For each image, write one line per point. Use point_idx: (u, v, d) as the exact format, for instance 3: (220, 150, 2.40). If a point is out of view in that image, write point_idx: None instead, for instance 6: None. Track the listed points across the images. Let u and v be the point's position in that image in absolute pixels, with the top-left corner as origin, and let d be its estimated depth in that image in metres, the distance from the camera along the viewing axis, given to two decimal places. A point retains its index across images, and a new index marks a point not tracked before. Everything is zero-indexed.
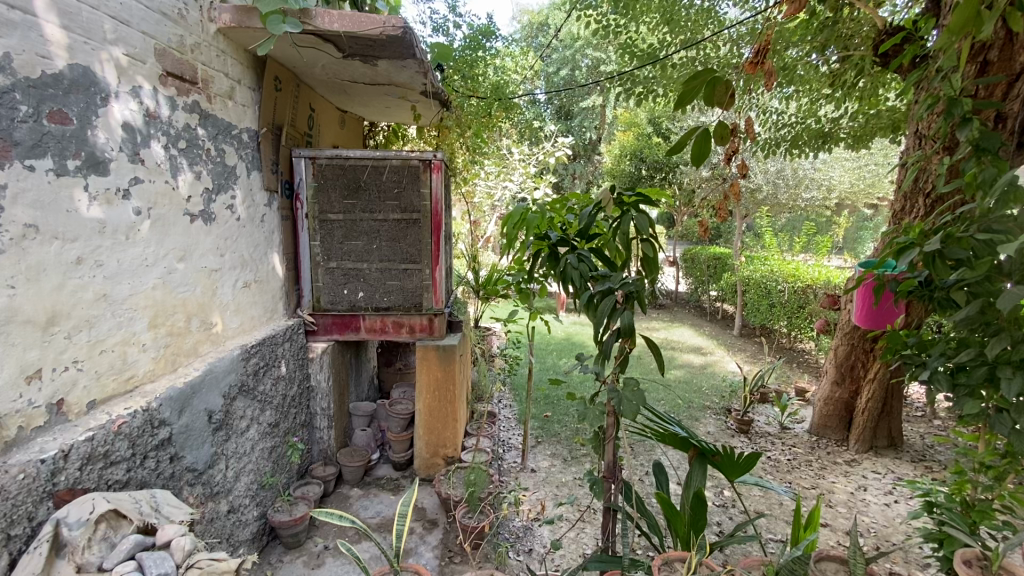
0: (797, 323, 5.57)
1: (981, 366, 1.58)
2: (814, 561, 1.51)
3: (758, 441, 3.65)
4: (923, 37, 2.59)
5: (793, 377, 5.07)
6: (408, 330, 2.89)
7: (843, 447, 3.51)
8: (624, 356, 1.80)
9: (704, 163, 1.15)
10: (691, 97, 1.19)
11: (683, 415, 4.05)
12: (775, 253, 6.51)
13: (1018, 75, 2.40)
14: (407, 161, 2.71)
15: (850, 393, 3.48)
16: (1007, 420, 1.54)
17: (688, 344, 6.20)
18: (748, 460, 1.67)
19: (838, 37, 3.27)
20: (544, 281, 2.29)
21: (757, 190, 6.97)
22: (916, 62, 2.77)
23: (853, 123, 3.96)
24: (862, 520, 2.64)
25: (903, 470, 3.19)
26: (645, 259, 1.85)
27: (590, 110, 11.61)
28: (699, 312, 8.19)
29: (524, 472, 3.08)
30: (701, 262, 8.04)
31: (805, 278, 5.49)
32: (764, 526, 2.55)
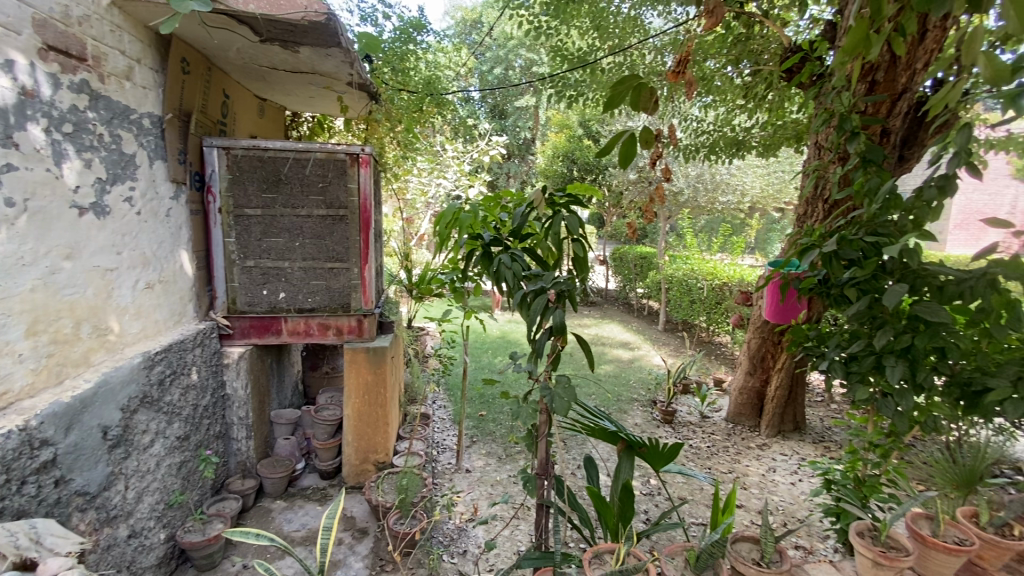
0: (715, 318, 5.94)
1: (869, 355, 1.75)
2: (730, 542, 1.53)
3: (681, 431, 3.86)
4: (822, 57, 2.86)
5: (712, 369, 5.41)
6: (335, 331, 2.76)
7: (755, 433, 3.79)
8: (556, 354, 1.82)
9: (631, 166, 1.20)
10: (619, 101, 1.23)
11: (613, 409, 4.20)
12: (695, 252, 6.91)
13: (900, 95, 2.66)
14: (332, 154, 2.58)
15: (762, 382, 3.76)
16: (892, 403, 1.72)
17: (617, 339, 6.44)
18: (671, 450, 1.76)
19: (750, 52, 3.52)
20: (479, 280, 2.27)
21: (679, 193, 7.36)
22: (815, 79, 3.02)
23: (763, 133, 4.27)
24: (772, 499, 2.86)
25: (806, 451, 3.50)
26: (577, 258, 1.90)
27: (524, 111, 11.69)
28: (627, 308, 8.53)
29: (458, 473, 3.05)
30: (629, 261, 8.38)
31: (722, 276, 5.86)
32: (687, 511, 2.70)
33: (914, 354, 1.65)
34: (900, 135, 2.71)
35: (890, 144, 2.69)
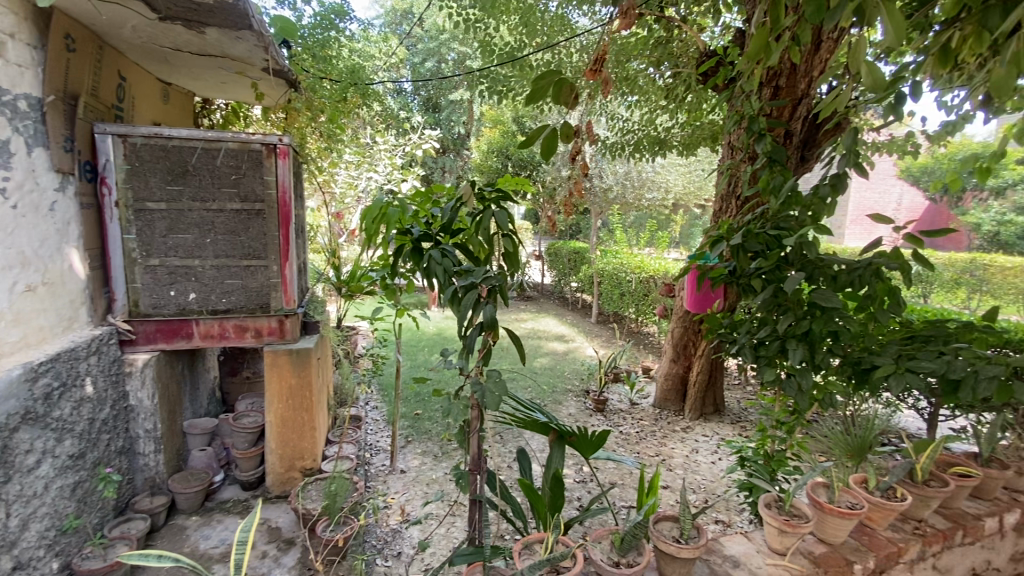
0: (643, 309, 6.20)
1: (775, 340, 1.89)
2: (653, 523, 1.60)
3: (612, 418, 4.01)
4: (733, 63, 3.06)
5: (641, 358, 5.65)
6: (254, 334, 2.60)
7: (679, 416, 4.00)
8: (487, 349, 1.81)
9: (554, 160, 1.22)
10: (541, 96, 1.25)
11: (548, 400, 4.28)
12: (624, 247, 7.17)
13: (800, 100, 2.87)
14: (246, 144, 2.43)
15: (685, 368, 3.97)
16: (794, 383, 1.86)
17: (552, 332, 6.57)
18: (599, 437, 1.81)
19: (669, 55, 3.71)
20: (411, 276, 2.24)
21: (608, 190, 7.60)
22: (727, 84, 3.24)
23: (684, 132, 4.48)
24: (694, 478, 3.04)
25: (725, 431, 3.74)
26: (507, 254, 1.92)
27: (458, 104, 11.24)
28: (562, 302, 8.71)
29: (393, 475, 2.99)
30: (563, 256, 8.55)
31: (649, 269, 6.12)
32: (617, 495, 2.81)
33: (812, 337, 1.82)
34: (801, 137, 2.95)
35: (792, 146, 2.91)
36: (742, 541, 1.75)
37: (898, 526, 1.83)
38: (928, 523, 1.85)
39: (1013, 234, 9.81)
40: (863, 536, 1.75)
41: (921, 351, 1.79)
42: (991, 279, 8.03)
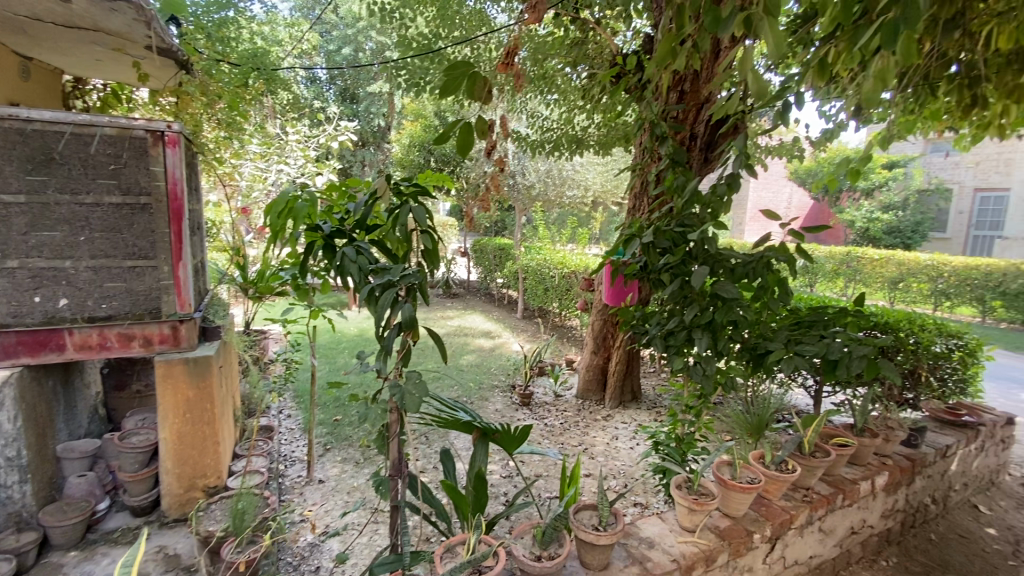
0: (565, 304, 6.35)
1: (682, 330, 2.03)
2: (574, 513, 1.63)
3: (537, 411, 4.07)
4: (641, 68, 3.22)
5: (565, 351, 5.80)
6: (142, 342, 2.33)
7: (600, 405, 4.15)
8: (407, 350, 1.74)
9: (469, 154, 1.22)
10: (454, 88, 1.23)
11: (474, 397, 4.27)
12: (547, 243, 7.31)
13: (703, 104, 3.03)
14: (127, 130, 2.18)
15: (605, 359, 4.13)
16: (700, 369, 1.99)
17: (478, 329, 6.55)
18: (522, 432, 1.82)
19: (584, 57, 3.82)
20: (327, 275, 2.13)
21: (531, 187, 7.66)
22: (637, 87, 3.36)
23: (600, 132, 4.61)
24: (614, 464, 3.16)
25: (642, 418, 3.92)
26: (426, 250, 1.87)
27: (376, 96, 10.81)
28: (488, 298, 8.72)
29: (310, 486, 2.83)
30: (488, 253, 8.56)
31: (571, 265, 6.29)
32: (542, 487, 2.85)
33: (715, 327, 1.96)
34: (704, 140, 3.06)
35: (697, 149, 3.06)
36: (657, 522, 1.81)
37: (791, 496, 2.02)
38: (815, 490, 2.05)
39: (879, 230, 11.22)
40: (761, 506, 1.91)
41: (806, 336, 1.97)
42: (863, 270, 9.13)
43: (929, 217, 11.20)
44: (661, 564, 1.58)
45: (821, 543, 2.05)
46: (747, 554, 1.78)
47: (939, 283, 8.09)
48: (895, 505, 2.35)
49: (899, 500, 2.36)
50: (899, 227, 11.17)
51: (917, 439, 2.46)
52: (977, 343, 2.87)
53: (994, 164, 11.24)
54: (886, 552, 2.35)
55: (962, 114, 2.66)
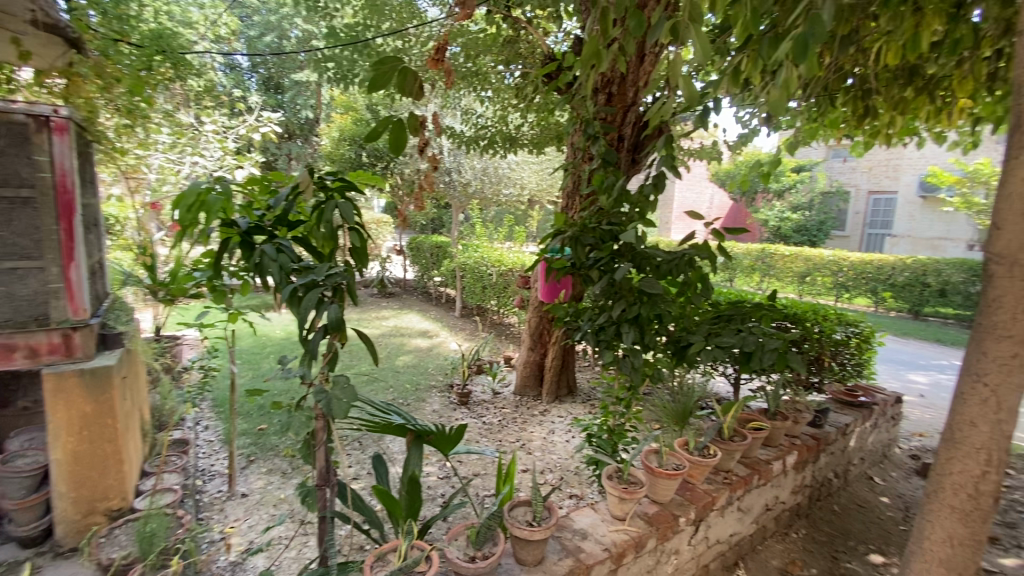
0: (504, 302, 6.37)
1: (611, 325, 2.11)
2: (509, 510, 1.63)
3: (475, 410, 4.05)
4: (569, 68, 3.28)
5: (503, 348, 5.82)
6: (26, 353, 2.06)
7: (537, 401, 4.20)
8: (333, 354, 1.66)
9: (402, 153, 1.19)
10: (383, 83, 1.18)
11: (410, 398, 4.18)
12: (484, 240, 7.30)
13: (630, 106, 3.13)
14: (3, 115, 1.93)
15: (542, 355, 4.19)
16: (629, 362, 2.07)
17: (415, 329, 6.43)
18: (457, 433, 1.81)
19: (517, 55, 3.84)
20: (245, 275, 1.99)
21: (467, 184, 7.56)
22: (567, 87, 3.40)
23: (533, 131, 4.63)
24: (551, 458, 3.21)
25: (577, 411, 4.01)
26: (354, 249, 1.77)
27: (303, 85, 10.24)
28: (426, 297, 8.58)
29: (231, 501, 2.64)
30: (425, 251, 8.42)
31: (508, 262, 6.32)
32: (479, 485, 2.84)
33: (642, 321, 2.05)
34: (632, 141, 3.18)
35: (624, 150, 3.16)
36: (589, 513, 1.85)
37: (713, 479, 2.14)
38: (734, 472, 2.19)
39: (789, 228, 12.20)
40: (686, 491, 2.01)
41: (724, 329, 2.10)
42: (775, 265, 9.89)
43: (831, 217, 12.33)
44: (593, 554, 1.62)
45: (739, 521, 2.19)
46: (673, 537, 1.86)
47: (839, 276, 8.93)
48: (804, 481, 2.56)
49: (806, 476, 2.57)
50: (806, 226, 12.21)
51: (821, 419, 2.69)
52: (870, 330, 3.25)
53: (884, 170, 12.55)
54: (796, 525, 2.56)
55: (857, 123, 2.92)
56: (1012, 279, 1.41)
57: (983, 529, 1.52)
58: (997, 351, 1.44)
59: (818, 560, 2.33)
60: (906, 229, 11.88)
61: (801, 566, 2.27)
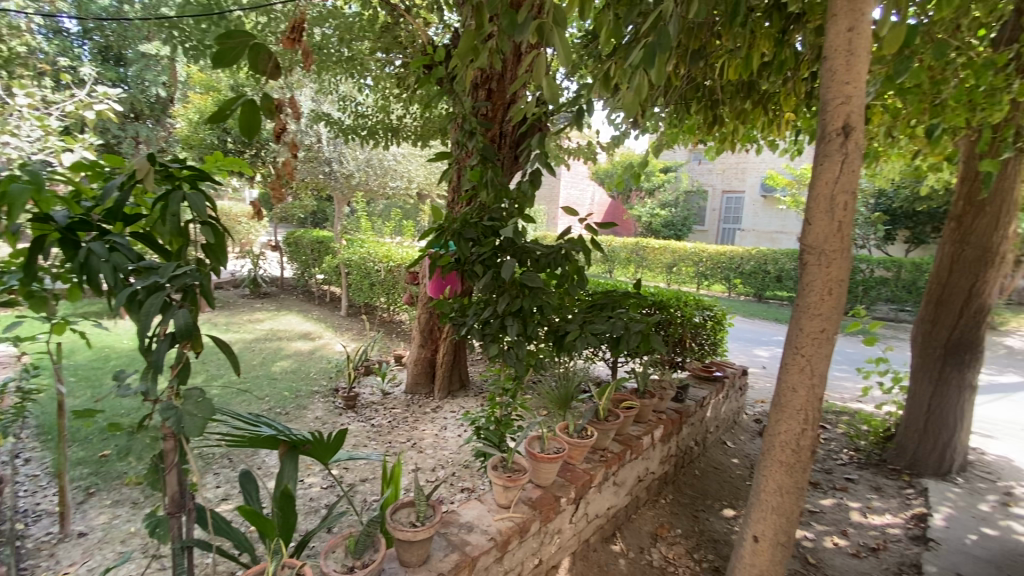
0: (393, 299, 6.18)
1: (496, 319, 2.17)
2: (392, 512, 1.59)
3: (363, 412, 3.89)
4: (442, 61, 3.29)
5: (392, 347, 5.65)
6: None
7: (429, 398, 4.13)
8: (184, 365, 1.46)
9: (256, 136, 1.15)
10: (232, 58, 1.12)
11: (290, 406, 3.90)
12: (370, 235, 7.00)
13: (510, 102, 3.19)
14: None
15: (432, 351, 4.14)
16: (513, 353, 2.15)
17: (294, 331, 5.98)
18: (336, 439, 1.73)
19: (396, 43, 3.71)
20: (70, 280, 1.69)
21: (350, 176, 7.12)
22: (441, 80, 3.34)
23: (415, 122, 4.52)
24: (442, 453, 3.20)
25: (470, 404, 3.97)
26: (209, 245, 1.58)
27: (151, 58, 8.94)
28: (307, 296, 8.02)
29: (64, 543, 2.25)
30: (304, 246, 7.85)
31: (396, 258, 6.15)
32: (366, 490, 2.73)
33: (524, 313, 2.14)
34: (513, 136, 3.24)
35: (506, 146, 3.22)
36: (476, 505, 1.87)
37: (591, 458, 2.28)
38: (609, 449, 2.35)
39: (659, 223, 13.41)
40: (567, 472, 2.12)
41: (598, 317, 2.25)
42: (647, 257, 10.75)
43: (693, 213, 13.78)
44: (478, 545, 1.64)
45: (615, 494, 2.36)
46: (555, 517, 1.96)
47: (699, 265, 10.03)
48: (670, 451, 2.84)
49: (672, 446, 2.85)
50: (673, 221, 13.51)
51: (683, 394, 2.99)
52: (722, 312, 3.69)
53: (734, 172, 14.30)
54: (664, 491, 2.83)
55: (708, 130, 3.28)
56: (820, 265, 1.68)
57: (804, 478, 1.79)
58: (811, 327, 1.72)
59: (682, 520, 2.61)
60: (752, 224, 13.67)
61: (668, 527, 2.53)
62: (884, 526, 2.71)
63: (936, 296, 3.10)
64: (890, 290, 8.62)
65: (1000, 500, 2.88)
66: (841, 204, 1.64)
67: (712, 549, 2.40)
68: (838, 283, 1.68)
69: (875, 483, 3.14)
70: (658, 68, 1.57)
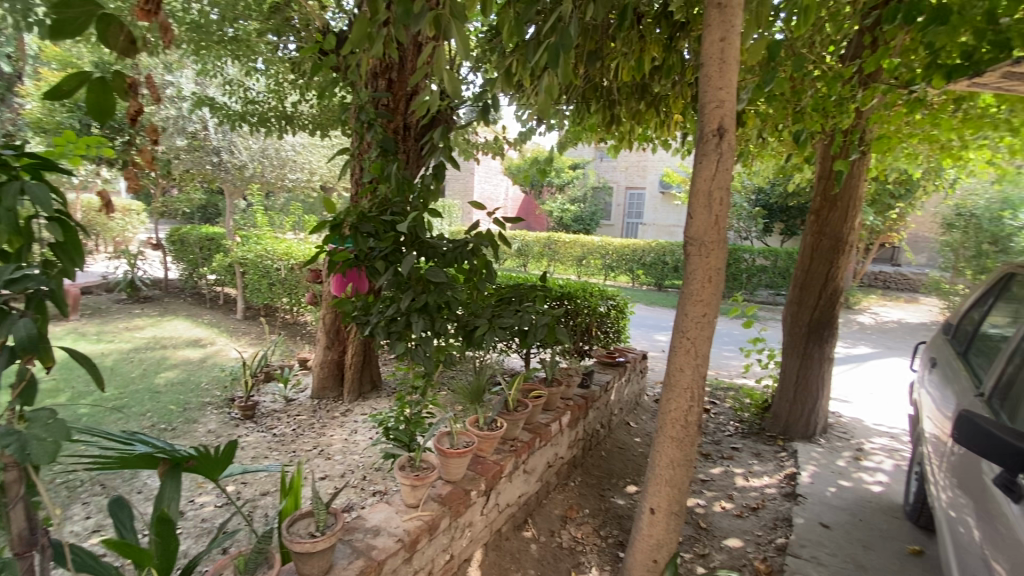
0: (296, 299, 5.83)
1: (401, 315, 2.13)
2: (289, 525, 1.50)
3: (263, 422, 3.63)
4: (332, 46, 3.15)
5: (296, 350, 5.33)
6: None
7: (338, 402, 3.94)
8: (30, 381, 1.27)
9: (111, 120, 1.05)
10: (74, 30, 0.98)
11: (176, 421, 3.54)
12: (268, 231, 6.52)
13: (411, 94, 3.12)
14: None
15: (340, 353, 3.95)
16: (420, 350, 2.12)
17: (181, 338, 5.42)
18: (225, 453, 1.60)
19: (286, 25, 3.47)
20: None
21: (243, 168, 6.57)
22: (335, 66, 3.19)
23: (313, 111, 4.27)
24: (352, 458, 3.07)
25: (381, 405, 3.83)
26: (61, 242, 1.34)
27: None
28: (197, 299, 7.31)
29: None
30: (192, 244, 7.14)
31: (298, 256, 5.79)
32: (267, 504, 2.55)
33: (430, 309, 2.12)
34: (417, 128, 3.18)
35: (410, 138, 3.15)
36: (383, 508, 1.81)
37: (501, 449, 2.32)
38: (519, 438, 2.40)
39: (569, 218, 13.90)
40: (477, 465, 2.13)
41: (505, 310, 2.28)
42: (559, 251, 11.08)
43: (600, 208, 14.43)
44: (385, 548, 1.61)
45: (525, 482, 2.42)
46: (465, 511, 1.96)
47: (606, 258, 10.54)
48: (577, 436, 2.96)
49: (579, 431, 2.97)
50: (582, 216, 14.05)
51: (588, 380, 3.13)
52: (623, 301, 3.92)
53: (636, 169, 15.19)
54: (573, 474, 2.95)
55: (608, 128, 3.44)
56: (701, 256, 1.84)
57: (692, 451, 1.95)
58: (695, 312, 1.87)
59: (589, 500, 2.74)
60: (653, 218, 14.60)
61: (577, 509, 2.64)
62: (762, 487, 3.05)
63: (800, 281, 3.51)
64: (768, 277, 9.63)
65: (852, 455, 3.35)
66: (717, 199, 1.80)
67: (617, 525, 2.55)
68: (716, 271, 1.84)
69: (756, 449, 3.51)
70: (562, 67, 1.62)
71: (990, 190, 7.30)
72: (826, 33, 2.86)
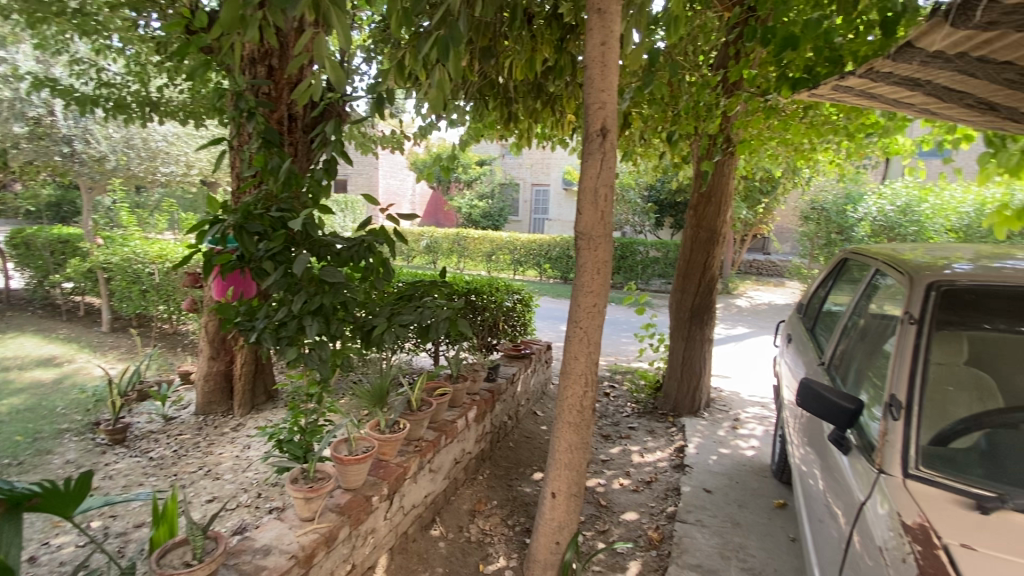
0: (174, 307, 5.25)
1: (292, 319, 2.01)
2: (158, 559, 1.38)
3: (137, 445, 3.25)
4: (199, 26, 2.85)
5: (176, 363, 4.82)
6: None
7: (228, 416, 3.62)
8: None
9: None
10: None
11: (24, 454, 3.05)
12: (136, 231, 5.80)
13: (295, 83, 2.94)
14: None
15: (228, 363, 3.64)
16: (315, 355, 2.00)
17: (29, 357, 4.67)
18: (79, 486, 1.40)
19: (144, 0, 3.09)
20: None
21: (104, 160, 5.77)
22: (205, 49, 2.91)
23: (183, 97, 3.86)
24: (245, 474, 2.86)
25: (277, 416, 3.58)
26: None
27: None
28: (50, 311, 6.32)
29: None
30: (40, 248, 6.15)
31: (175, 259, 5.22)
32: (142, 536, 2.29)
33: (325, 311, 2.02)
34: (304, 120, 3.01)
35: (297, 131, 2.98)
36: (275, 524, 1.71)
37: (405, 450, 2.28)
38: (424, 438, 2.38)
39: (477, 215, 13.92)
40: (379, 469, 2.08)
41: (405, 308, 2.24)
42: (468, 247, 11.08)
43: (507, 204, 14.63)
44: (277, 567, 1.52)
45: (432, 480, 2.41)
46: (367, 518, 1.91)
47: (514, 253, 10.73)
48: (485, 429, 2.99)
49: (486, 424, 3.01)
50: (489, 212, 14.15)
51: (494, 374, 3.18)
52: (528, 295, 4.02)
53: (540, 166, 15.57)
54: (482, 468, 2.98)
55: (505, 125, 3.48)
56: (589, 250, 1.94)
57: (588, 434, 2.05)
58: (586, 303, 1.97)
59: (498, 492, 2.79)
60: (557, 214, 15.08)
61: (485, 501, 2.68)
62: (656, 461, 3.30)
63: (683, 270, 3.83)
64: (661, 267, 10.39)
65: (731, 425, 3.74)
66: (602, 195, 1.90)
67: (523, 512, 2.63)
68: (604, 265, 1.95)
69: (650, 427, 3.79)
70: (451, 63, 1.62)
71: (836, 186, 8.44)
72: (697, 43, 3.13)
